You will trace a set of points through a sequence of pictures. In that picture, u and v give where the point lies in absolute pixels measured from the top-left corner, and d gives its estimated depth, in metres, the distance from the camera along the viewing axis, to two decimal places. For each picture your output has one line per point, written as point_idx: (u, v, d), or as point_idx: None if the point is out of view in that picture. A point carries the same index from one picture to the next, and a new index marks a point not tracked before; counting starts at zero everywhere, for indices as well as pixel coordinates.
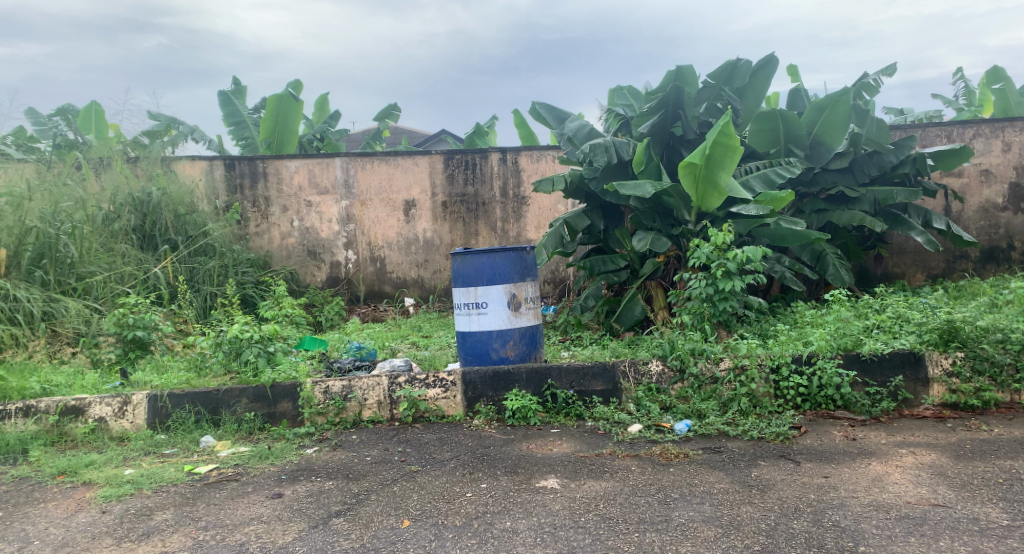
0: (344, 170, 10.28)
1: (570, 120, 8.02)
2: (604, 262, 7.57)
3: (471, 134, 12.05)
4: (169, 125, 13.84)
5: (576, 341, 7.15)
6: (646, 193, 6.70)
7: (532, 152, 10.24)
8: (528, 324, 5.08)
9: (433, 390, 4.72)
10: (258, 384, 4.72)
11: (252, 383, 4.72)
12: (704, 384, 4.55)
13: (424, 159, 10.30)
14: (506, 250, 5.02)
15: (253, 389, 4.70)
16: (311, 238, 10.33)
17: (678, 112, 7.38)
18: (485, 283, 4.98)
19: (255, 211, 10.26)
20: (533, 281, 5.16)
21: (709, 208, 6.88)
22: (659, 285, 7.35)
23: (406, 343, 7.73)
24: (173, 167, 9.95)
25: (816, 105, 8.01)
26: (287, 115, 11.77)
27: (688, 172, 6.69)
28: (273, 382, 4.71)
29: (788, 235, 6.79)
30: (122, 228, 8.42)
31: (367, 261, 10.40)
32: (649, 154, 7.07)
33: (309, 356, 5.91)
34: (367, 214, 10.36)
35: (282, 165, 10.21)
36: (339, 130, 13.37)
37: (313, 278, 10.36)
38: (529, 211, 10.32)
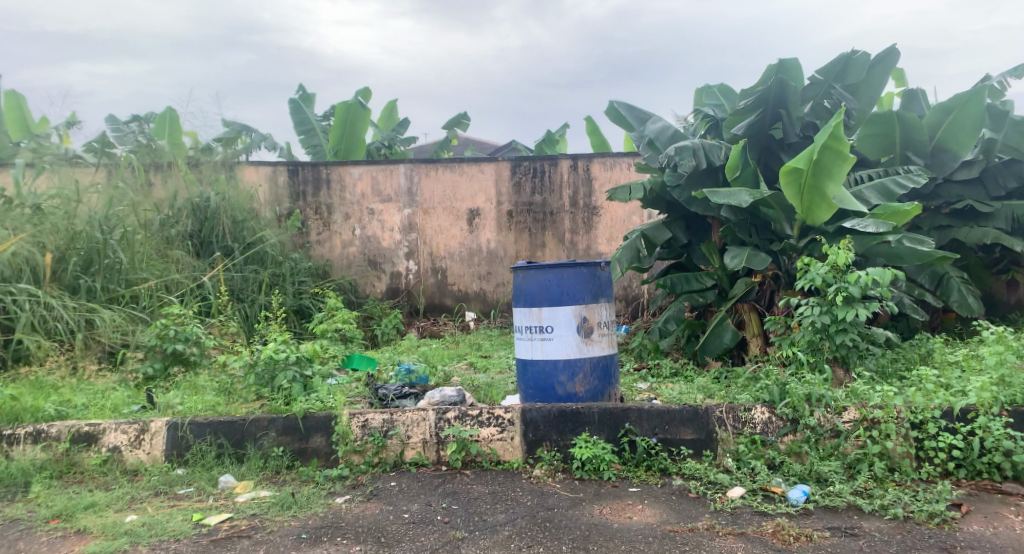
0: (408, 178, 9.70)
1: (652, 120, 7.21)
2: (688, 280, 6.68)
3: (540, 142, 11.34)
4: (239, 132, 13.54)
5: (655, 371, 6.29)
6: (742, 202, 5.87)
7: (605, 159, 9.43)
8: (601, 353, 4.27)
9: (487, 429, 3.96)
10: (289, 414, 4.01)
11: (282, 413, 4.01)
12: (823, 439, 3.74)
13: (490, 165, 9.63)
14: (577, 265, 4.25)
15: (284, 419, 4.00)
16: (372, 247, 9.77)
17: (779, 111, 6.50)
18: (550, 303, 4.22)
19: (317, 219, 9.75)
20: (608, 303, 4.35)
21: (815, 222, 5.93)
22: (753, 309, 6.42)
23: (466, 365, 7.00)
24: (237, 171, 9.51)
25: (941, 105, 7.00)
26: (354, 121, 11.27)
27: (790, 180, 5.77)
28: (307, 413, 4.00)
29: (907, 255, 5.85)
30: (179, 233, 7.92)
31: (428, 273, 9.78)
32: (745, 159, 6.21)
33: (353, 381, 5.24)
34: (429, 223, 9.74)
35: (345, 171, 9.70)
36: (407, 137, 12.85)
37: (371, 289, 9.79)
38: (600, 222, 9.51)
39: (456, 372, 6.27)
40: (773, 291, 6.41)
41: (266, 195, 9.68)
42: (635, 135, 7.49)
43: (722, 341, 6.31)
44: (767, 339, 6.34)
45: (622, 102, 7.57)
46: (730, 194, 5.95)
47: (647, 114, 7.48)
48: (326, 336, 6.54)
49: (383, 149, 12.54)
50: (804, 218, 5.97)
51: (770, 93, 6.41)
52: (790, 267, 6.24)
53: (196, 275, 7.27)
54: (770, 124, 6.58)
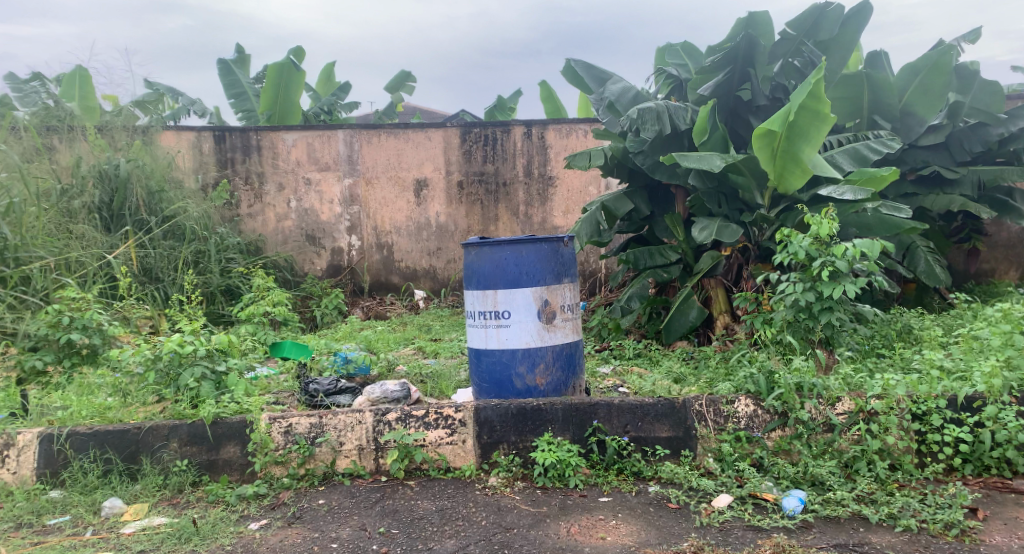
0: (348, 145, 8.98)
1: (611, 82, 6.71)
2: (652, 255, 6.31)
3: (492, 108, 10.70)
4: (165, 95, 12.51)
5: (617, 353, 5.84)
6: (714, 166, 5.44)
7: (560, 125, 8.85)
8: (564, 341, 3.78)
9: (435, 432, 3.42)
10: (195, 419, 3.46)
11: (187, 418, 3.46)
12: (815, 434, 3.29)
13: (437, 132, 8.96)
14: (537, 241, 3.76)
15: (189, 425, 3.45)
16: (311, 221, 9.05)
17: (747, 70, 6.09)
18: (508, 284, 3.73)
19: (247, 190, 8.98)
20: (572, 284, 3.87)
21: (789, 190, 5.55)
22: (720, 284, 6.07)
23: (411, 349, 6.44)
24: (157, 138, 8.67)
25: (909, 66, 6.58)
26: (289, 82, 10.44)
27: (764, 143, 5.37)
28: (216, 419, 3.45)
29: (874, 225, 5.39)
30: (83, 205, 7.11)
31: (372, 249, 9.12)
32: (714, 122, 5.81)
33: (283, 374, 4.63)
34: (373, 195, 9.06)
35: (279, 138, 8.92)
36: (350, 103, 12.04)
37: (311, 267, 9.10)
38: (556, 193, 8.97)
39: (403, 360, 5.70)
40: (741, 265, 6.06)
41: (191, 164, 8.86)
42: (592, 97, 6.98)
43: (687, 319, 5.92)
44: (734, 316, 5.95)
45: (578, 60, 7.03)
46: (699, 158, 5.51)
47: (605, 74, 6.94)
48: (251, 317, 5.84)
49: (323, 115, 11.71)
50: (776, 185, 5.58)
51: (738, 50, 5.97)
52: (760, 238, 5.82)
53: (99, 252, 6.61)
54: (739, 84, 6.16)
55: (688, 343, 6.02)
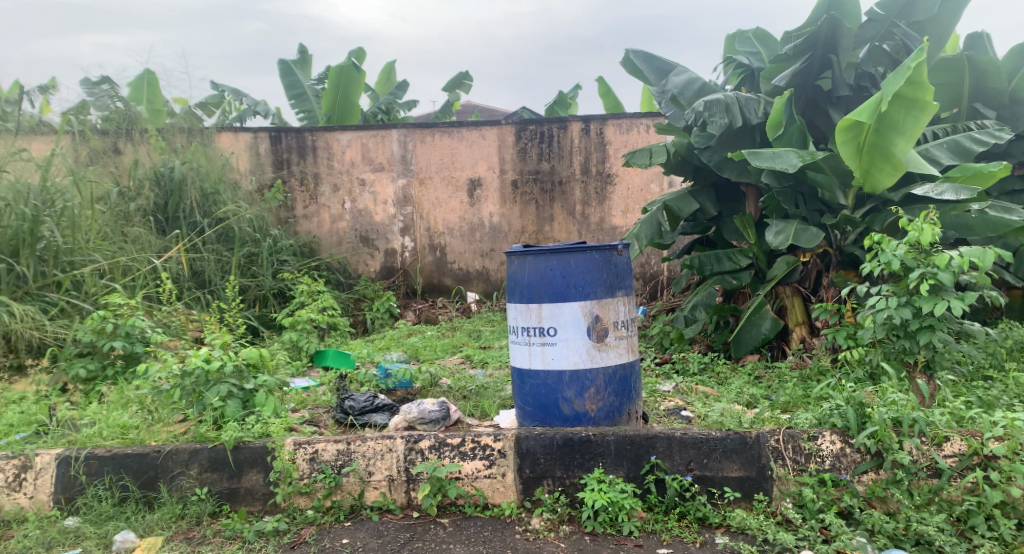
0: (402, 144, 8.73)
1: (674, 73, 6.24)
2: (719, 260, 5.86)
3: (550, 104, 10.31)
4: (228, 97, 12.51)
5: (680, 367, 5.41)
6: (790, 164, 4.95)
7: (620, 121, 8.40)
8: (617, 361, 3.40)
9: (472, 463, 3.21)
10: (217, 444, 3.25)
11: (209, 442, 3.26)
12: (918, 480, 2.96)
13: (492, 130, 8.63)
14: (586, 249, 3.39)
15: (209, 450, 3.24)
16: (364, 222, 8.84)
17: (829, 56, 5.56)
18: (554, 298, 3.37)
19: (302, 191, 8.82)
20: (627, 297, 3.48)
21: (876, 189, 5.07)
22: (795, 293, 5.62)
23: (461, 358, 6.12)
24: (216, 140, 8.58)
25: (1018, 50, 6.03)
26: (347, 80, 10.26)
27: (849, 136, 4.94)
28: (238, 444, 3.23)
29: (976, 224, 4.86)
30: (139, 208, 7.02)
31: (425, 250, 8.86)
32: (791, 114, 5.32)
33: (318, 389, 4.37)
34: (426, 195, 8.79)
35: (333, 138, 8.74)
36: (407, 102, 11.82)
37: (364, 268, 8.89)
38: (615, 192, 8.52)
39: (449, 371, 5.38)
40: (820, 272, 5.62)
41: (247, 165, 8.76)
42: (653, 90, 6.51)
43: (759, 330, 5.48)
44: (812, 328, 5.49)
45: (638, 51, 6.57)
46: (775, 154, 5.05)
47: (667, 64, 6.46)
48: (295, 323, 5.58)
49: (380, 115, 11.51)
50: (862, 183, 5.10)
51: (820, 34, 5.46)
52: (843, 244, 5.30)
53: (150, 255, 6.43)
54: (819, 72, 5.65)
55: (760, 357, 5.58)
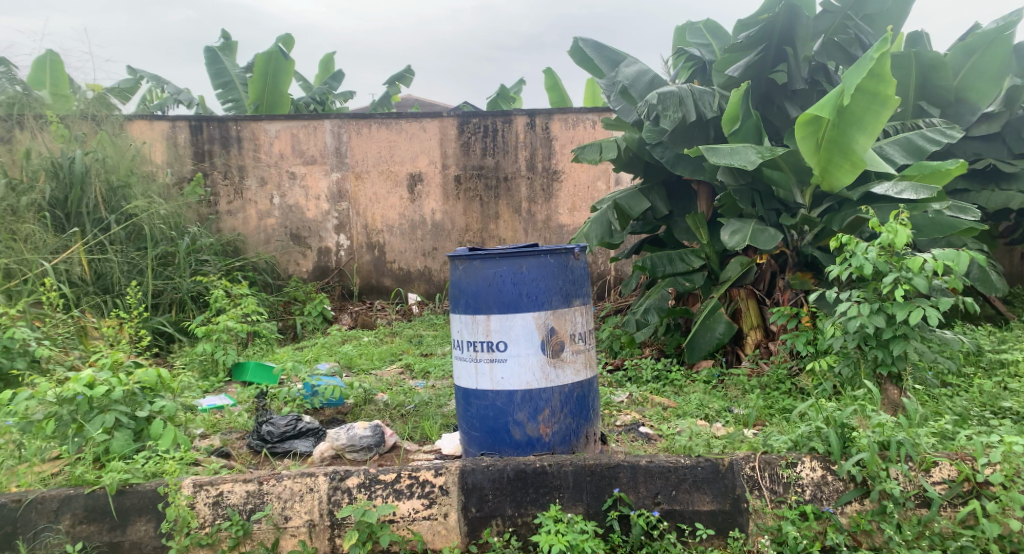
0: (336, 136, 8.20)
1: (625, 64, 5.91)
2: (671, 261, 5.58)
3: (494, 97, 9.90)
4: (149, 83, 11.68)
5: (632, 375, 5.14)
6: (749, 162, 4.68)
7: (567, 115, 8.04)
8: (574, 380, 3.03)
9: (407, 503, 2.87)
10: (95, 489, 2.86)
11: (86, 486, 2.87)
12: (907, 510, 2.77)
13: (432, 122, 8.18)
14: (540, 253, 3.00)
15: (86, 496, 2.86)
16: (295, 218, 8.28)
17: (784, 48, 5.31)
18: (504, 308, 2.98)
19: (227, 185, 8.21)
20: (584, 307, 3.11)
21: (834, 186, 4.81)
22: (750, 295, 5.33)
23: (399, 366, 5.68)
24: (129, 129, 7.91)
25: (962, 46, 5.80)
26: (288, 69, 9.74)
27: (809, 131, 4.63)
28: (123, 487, 2.86)
29: (925, 226, 4.65)
30: (34, 202, 6.35)
31: (362, 249, 8.35)
32: (747, 108, 5.04)
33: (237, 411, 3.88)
34: (362, 191, 8.28)
35: (260, 128, 8.15)
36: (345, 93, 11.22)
37: (295, 269, 8.34)
38: (562, 189, 8.16)
39: (385, 383, 4.93)
40: (774, 274, 5.36)
41: (164, 157, 8.10)
42: (603, 81, 6.18)
43: (714, 334, 5.21)
44: (767, 333, 5.26)
45: (587, 40, 6.22)
46: (732, 151, 4.75)
47: (618, 55, 6.13)
48: (210, 332, 5.05)
49: (315, 106, 10.89)
50: (820, 179, 4.84)
51: (775, 23, 5.17)
52: (800, 244, 5.06)
53: (38, 258, 5.87)
54: (773, 65, 5.38)
55: (715, 363, 5.31)
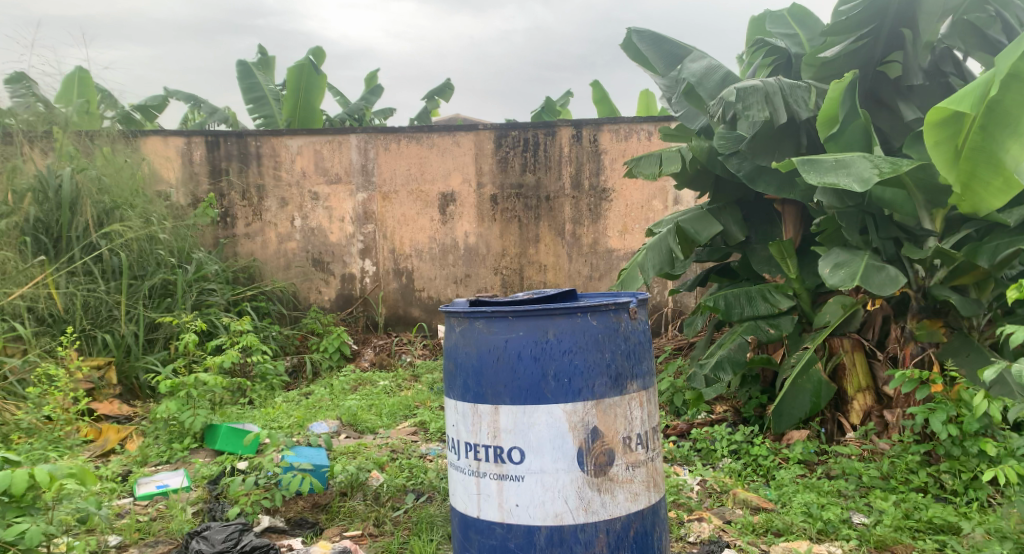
0: (362, 152, 7.15)
1: (690, 59, 4.85)
2: (751, 300, 4.49)
3: (538, 111, 8.92)
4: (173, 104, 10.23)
5: (703, 448, 4.14)
6: (860, 181, 3.55)
7: (617, 125, 6.78)
8: (627, 508, 2.01)
9: None
10: None
11: None
12: None
13: (468, 136, 7.05)
14: (574, 311, 2.00)
15: None
16: (317, 242, 7.25)
17: (901, 32, 4.24)
18: (520, 397, 1.97)
19: (244, 205, 7.22)
20: (643, 395, 2.07)
21: (980, 208, 3.64)
22: (858, 346, 4.23)
23: (413, 424, 4.65)
24: (140, 146, 6.98)
25: None
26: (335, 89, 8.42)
27: (944, 136, 3.50)
28: None
29: None
30: (13, 227, 5.49)
31: (389, 275, 7.26)
32: (851, 106, 3.93)
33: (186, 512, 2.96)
34: (390, 212, 7.20)
35: (281, 143, 7.16)
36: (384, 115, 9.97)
37: (316, 297, 7.29)
38: (612, 208, 6.89)
39: (379, 459, 3.81)
40: (887, 319, 4.27)
41: (178, 175, 7.14)
42: (661, 82, 5.15)
43: (809, 398, 4.12)
44: (880, 397, 4.18)
45: (642, 33, 5.17)
46: (839, 163, 3.69)
47: (680, 48, 5.07)
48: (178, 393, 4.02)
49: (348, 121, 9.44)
50: (959, 199, 3.68)
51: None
52: (928, 284, 4.02)
53: None
54: (886, 54, 4.32)
55: (811, 433, 4.20)
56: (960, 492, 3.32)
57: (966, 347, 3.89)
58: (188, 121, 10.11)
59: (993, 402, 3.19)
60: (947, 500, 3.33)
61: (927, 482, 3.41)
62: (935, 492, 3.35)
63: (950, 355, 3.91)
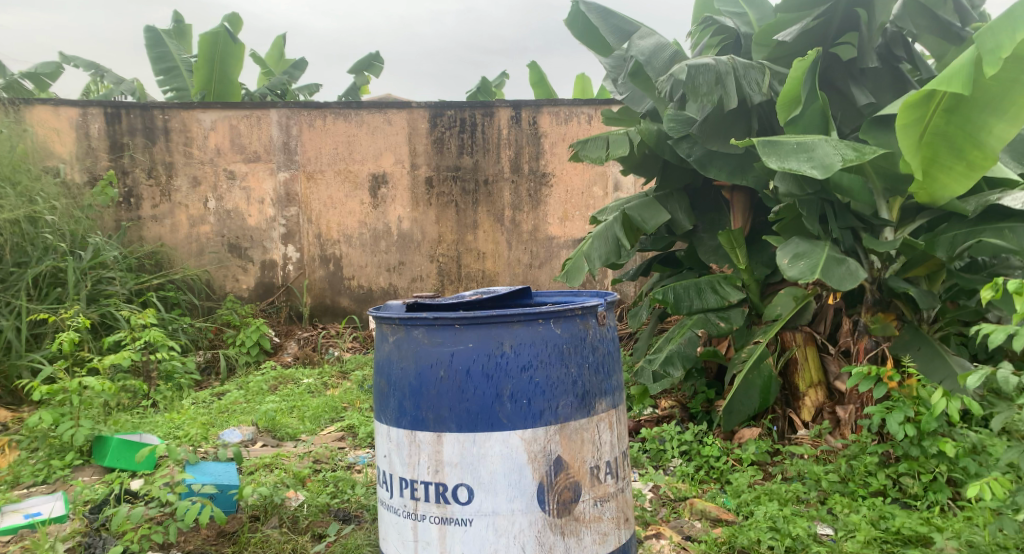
0: (284, 129, 6.57)
1: (639, 36, 4.53)
2: (700, 292, 4.21)
3: (475, 91, 8.49)
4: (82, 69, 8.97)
5: (651, 449, 3.84)
6: (821, 167, 3.32)
7: (558, 107, 6.43)
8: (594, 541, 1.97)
9: None
10: None
11: None
12: None
13: (400, 114, 6.55)
14: (528, 326, 1.93)
15: None
16: (234, 226, 6.63)
17: (855, 11, 3.99)
18: (474, 421, 1.90)
19: (151, 184, 6.54)
20: (611, 421, 2.05)
21: (936, 195, 3.54)
22: (811, 340, 4.02)
23: (340, 429, 4.23)
24: (23, 116, 6.18)
25: None
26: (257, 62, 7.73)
27: (916, 116, 3.29)
28: None
29: None
30: None
31: (314, 262, 6.70)
32: (811, 87, 3.70)
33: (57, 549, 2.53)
34: (315, 194, 6.64)
35: (193, 118, 6.52)
36: (310, 93, 9.31)
37: (233, 285, 6.68)
38: (552, 194, 6.53)
39: (300, 474, 3.35)
40: (839, 312, 4.08)
41: (75, 150, 6.44)
42: (607, 61, 4.86)
43: (757, 394, 3.84)
44: (832, 393, 3.97)
45: (590, 3, 4.86)
46: (800, 146, 3.46)
47: (628, 23, 4.76)
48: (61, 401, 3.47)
49: (272, 98, 8.67)
50: (918, 187, 3.55)
51: None
52: (885, 276, 3.82)
53: None
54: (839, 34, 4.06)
55: (761, 431, 3.95)
56: (921, 495, 3.10)
57: (920, 340, 3.72)
58: (91, 92, 9.09)
59: (955, 400, 2.92)
60: (908, 504, 3.11)
61: (886, 484, 3.16)
62: (896, 496, 3.11)
63: (904, 350, 3.73)
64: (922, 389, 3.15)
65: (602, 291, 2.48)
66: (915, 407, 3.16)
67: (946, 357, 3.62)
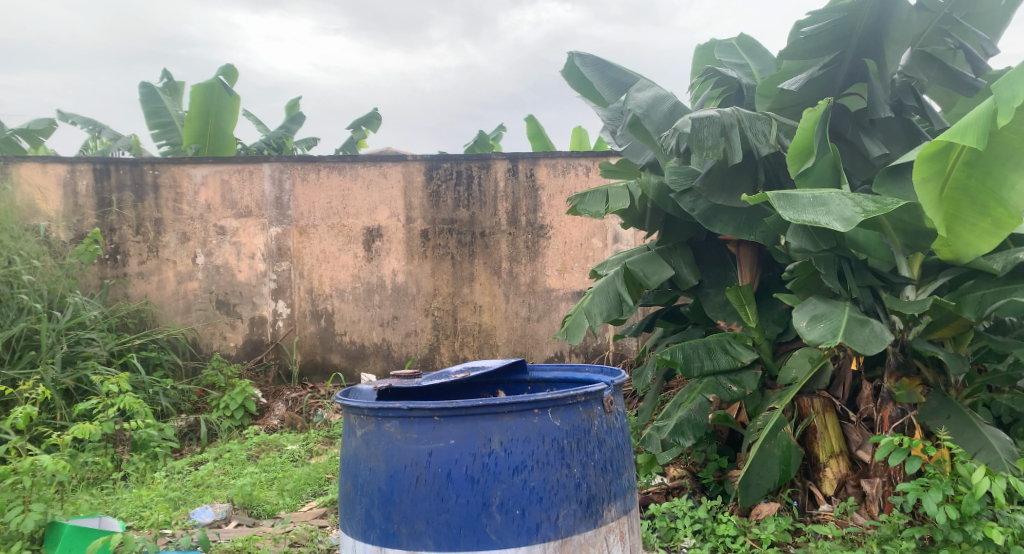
0: (276, 182, 6.34)
1: (636, 89, 4.34)
2: (709, 353, 3.94)
3: (474, 143, 8.30)
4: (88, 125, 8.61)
5: (661, 527, 3.52)
6: (840, 220, 3.09)
7: (555, 159, 6.22)
8: None
9: None
10: None
11: None
12: None
13: (396, 167, 6.34)
14: (516, 424, 2.04)
15: None
16: (223, 282, 6.35)
17: (864, 60, 3.80)
18: (462, 531, 2.00)
19: (138, 241, 6.30)
20: (621, 531, 2.17)
21: (961, 253, 3.29)
22: (829, 407, 3.73)
23: (323, 505, 3.89)
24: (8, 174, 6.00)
25: None
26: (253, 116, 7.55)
27: (934, 170, 3.08)
28: None
29: None
30: None
31: (305, 318, 6.39)
32: (822, 138, 3.52)
33: None
34: (307, 248, 6.37)
35: (183, 173, 6.30)
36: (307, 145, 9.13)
37: (220, 343, 6.37)
38: (551, 246, 6.25)
39: None
40: (858, 375, 3.80)
41: (59, 207, 6.23)
42: (604, 112, 4.70)
43: (777, 466, 3.53)
44: (854, 464, 3.69)
45: (586, 57, 4.71)
46: (815, 200, 3.24)
47: (625, 75, 4.59)
48: (12, 483, 3.13)
49: (267, 150, 8.46)
50: (941, 245, 3.31)
51: (857, 21, 3.68)
52: (909, 338, 3.55)
53: None
54: (846, 85, 3.88)
55: (780, 507, 3.68)
56: None
57: (949, 408, 3.47)
58: (87, 149, 8.87)
59: (998, 479, 2.74)
60: None
61: None
62: None
63: (931, 418, 3.47)
64: (962, 467, 2.93)
65: (611, 368, 2.57)
66: (954, 486, 2.93)
67: (980, 427, 3.39)
